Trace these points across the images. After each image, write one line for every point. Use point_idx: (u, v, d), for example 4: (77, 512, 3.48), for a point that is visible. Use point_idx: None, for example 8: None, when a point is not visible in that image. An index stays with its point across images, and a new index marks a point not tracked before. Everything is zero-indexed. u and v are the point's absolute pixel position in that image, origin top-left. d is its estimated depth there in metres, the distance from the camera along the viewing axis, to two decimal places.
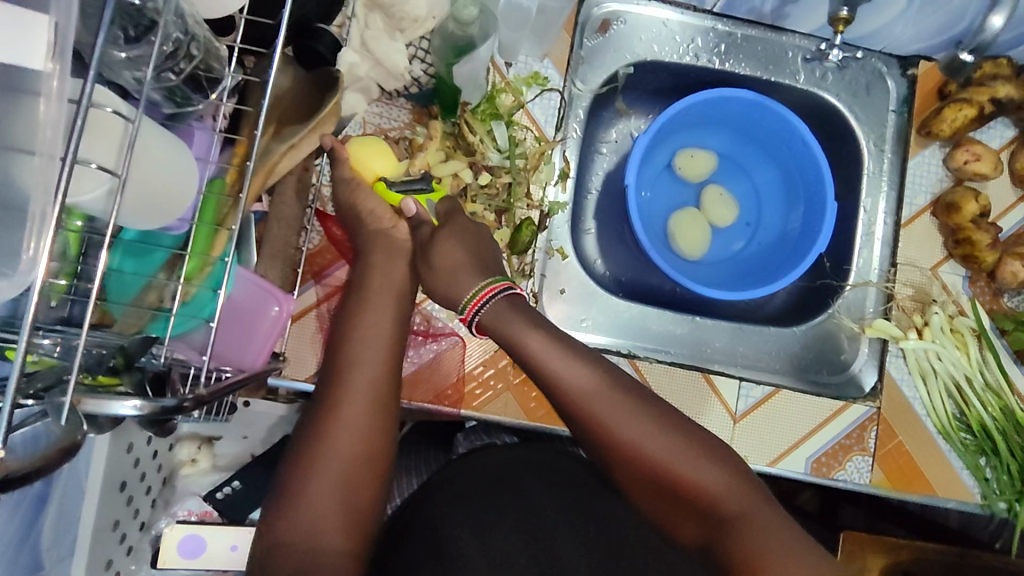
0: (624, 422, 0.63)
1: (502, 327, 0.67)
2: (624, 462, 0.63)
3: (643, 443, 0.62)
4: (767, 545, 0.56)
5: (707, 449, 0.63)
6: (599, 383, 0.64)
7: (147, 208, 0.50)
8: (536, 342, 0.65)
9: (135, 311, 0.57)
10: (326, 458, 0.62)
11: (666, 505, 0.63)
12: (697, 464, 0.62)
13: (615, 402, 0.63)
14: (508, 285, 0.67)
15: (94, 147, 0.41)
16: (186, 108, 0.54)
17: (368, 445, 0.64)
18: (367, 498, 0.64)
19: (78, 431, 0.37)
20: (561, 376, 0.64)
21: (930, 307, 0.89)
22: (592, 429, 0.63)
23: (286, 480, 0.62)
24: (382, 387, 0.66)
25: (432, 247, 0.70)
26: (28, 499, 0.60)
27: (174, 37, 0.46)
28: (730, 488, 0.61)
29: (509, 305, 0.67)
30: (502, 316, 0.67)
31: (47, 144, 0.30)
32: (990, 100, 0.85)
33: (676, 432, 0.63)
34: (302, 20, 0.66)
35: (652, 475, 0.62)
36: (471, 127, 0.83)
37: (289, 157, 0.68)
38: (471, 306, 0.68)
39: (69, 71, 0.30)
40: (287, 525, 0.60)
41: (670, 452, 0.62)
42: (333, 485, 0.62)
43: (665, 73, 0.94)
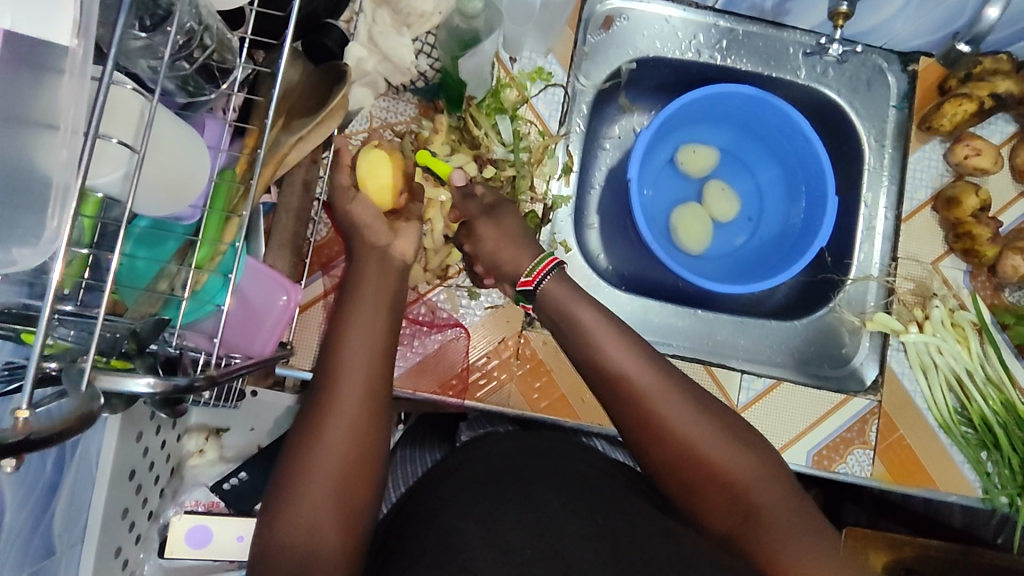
0: (658, 399, 0.63)
1: (555, 300, 0.71)
2: (653, 445, 0.63)
3: (678, 425, 0.62)
4: (789, 544, 0.59)
5: (738, 435, 0.63)
6: (638, 363, 0.65)
7: (161, 194, 0.51)
8: (588, 314, 0.69)
9: (148, 298, 0.58)
10: (324, 446, 0.58)
11: (691, 495, 0.63)
12: (730, 450, 0.62)
13: (654, 380, 0.64)
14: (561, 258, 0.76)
15: (111, 125, 0.43)
16: (199, 98, 0.55)
17: (367, 437, 0.60)
18: (368, 492, 0.59)
19: (93, 401, 0.38)
20: (604, 353, 0.66)
21: (930, 301, 0.90)
22: (629, 406, 0.64)
23: (283, 474, 0.58)
24: (382, 377, 0.63)
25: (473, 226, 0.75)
26: (39, 485, 0.61)
27: (187, 26, 0.48)
28: (760, 479, 0.62)
29: (561, 283, 0.72)
30: (558, 290, 0.72)
31: (71, 119, 0.31)
32: (989, 95, 0.86)
33: (709, 416, 0.64)
34: (312, 16, 0.70)
35: (682, 459, 0.62)
36: (476, 121, 0.85)
37: (298, 149, 0.70)
38: (539, 270, 0.73)
39: (92, 48, 0.31)
40: (289, 520, 0.56)
41: (705, 436, 0.62)
42: (328, 483, 0.57)
43: (667, 69, 0.95)
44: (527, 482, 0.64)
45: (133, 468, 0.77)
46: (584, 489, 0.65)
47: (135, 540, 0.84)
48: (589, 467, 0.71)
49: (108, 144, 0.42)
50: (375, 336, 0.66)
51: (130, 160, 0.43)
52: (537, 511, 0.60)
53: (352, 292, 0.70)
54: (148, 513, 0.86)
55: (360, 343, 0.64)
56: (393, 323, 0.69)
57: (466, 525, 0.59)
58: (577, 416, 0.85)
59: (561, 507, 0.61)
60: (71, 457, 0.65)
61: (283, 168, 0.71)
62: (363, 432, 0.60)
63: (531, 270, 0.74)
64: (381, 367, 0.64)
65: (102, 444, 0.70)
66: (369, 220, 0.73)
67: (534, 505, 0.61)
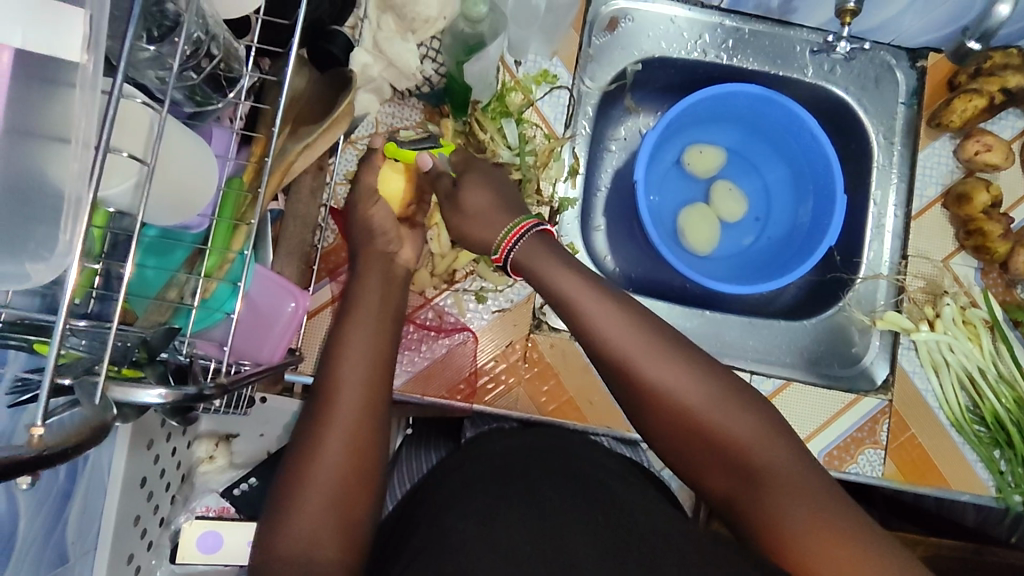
0: (653, 366, 0.62)
1: (534, 265, 0.68)
2: (657, 423, 0.63)
3: (677, 400, 0.61)
4: (792, 503, 0.56)
5: (736, 400, 0.61)
6: (637, 332, 0.63)
7: (172, 204, 0.51)
8: (568, 282, 0.66)
9: (156, 305, 0.58)
10: (326, 434, 0.59)
11: (695, 464, 0.62)
12: (726, 415, 0.60)
13: (650, 350, 0.62)
14: (538, 222, 0.69)
15: (121, 138, 0.43)
16: (206, 107, 0.55)
17: (366, 437, 0.61)
18: (370, 475, 0.60)
19: (108, 411, 0.38)
20: (595, 321, 0.64)
21: (941, 298, 0.90)
22: (625, 379, 0.63)
23: (288, 460, 0.59)
24: (381, 379, 0.64)
25: (457, 195, 0.72)
26: (51, 494, 0.61)
27: (194, 35, 0.48)
28: (761, 440, 0.59)
29: (542, 242, 0.69)
30: (534, 253, 0.68)
31: (83, 131, 0.31)
32: (1000, 90, 0.85)
33: (708, 383, 0.62)
34: (317, 23, 0.71)
35: (681, 432, 0.62)
36: (482, 125, 0.84)
37: (305, 156, 0.70)
38: (507, 240, 0.69)
39: (102, 63, 0.31)
40: (290, 504, 0.56)
41: (705, 409, 0.61)
42: (327, 481, 0.57)
43: (672, 69, 0.94)
44: (535, 485, 0.64)
45: (144, 475, 0.77)
46: (593, 490, 0.65)
47: (147, 547, 0.84)
48: (598, 463, 0.70)
49: (117, 158, 0.42)
50: (369, 337, 0.66)
51: (142, 172, 0.44)
52: (545, 513, 0.60)
53: (353, 298, 0.70)
54: (160, 520, 0.87)
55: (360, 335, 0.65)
56: (393, 324, 0.70)
57: (473, 525, 0.59)
58: (586, 419, 0.85)
59: (569, 507, 0.61)
60: (83, 467, 0.66)
61: (290, 175, 0.71)
62: (360, 429, 0.61)
63: (497, 246, 0.70)
64: (378, 366, 0.65)
65: (113, 452, 0.71)
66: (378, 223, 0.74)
67: (542, 509, 0.61)
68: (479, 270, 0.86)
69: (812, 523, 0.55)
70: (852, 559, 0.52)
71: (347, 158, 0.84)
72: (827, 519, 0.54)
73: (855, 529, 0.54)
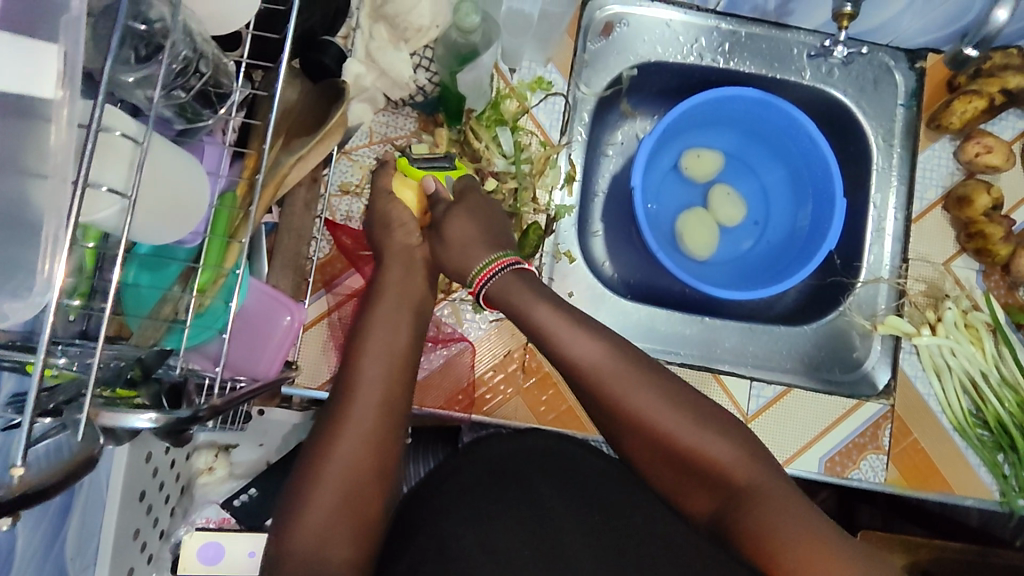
0: (634, 394, 0.64)
1: (512, 299, 0.69)
2: (638, 447, 0.65)
3: (658, 426, 0.63)
4: (778, 519, 0.58)
5: (716, 422, 0.64)
6: (612, 360, 0.65)
7: (165, 224, 0.51)
8: (544, 315, 0.67)
9: (151, 324, 0.58)
10: (330, 458, 0.61)
11: (682, 487, 0.64)
12: (709, 438, 0.63)
13: (632, 379, 0.64)
14: (516, 260, 0.70)
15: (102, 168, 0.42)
16: (198, 123, 0.55)
17: (374, 455, 0.63)
18: (372, 497, 0.62)
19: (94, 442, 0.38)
20: (570, 350, 0.65)
21: (942, 303, 0.88)
22: (607, 408, 0.64)
23: (294, 483, 0.62)
24: (394, 398, 0.66)
25: (443, 224, 0.72)
26: (50, 511, 0.61)
27: (182, 54, 0.47)
28: (743, 461, 0.62)
29: (518, 276, 0.70)
30: (510, 287, 0.70)
31: (59, 167, 0.31)
32: (999, 91, 0.84)
33: (686, 410, 0.64)
34: (308, 34, 0.70)
35: (668, 453, 0.63)
36: (476, 133, 0.84)
37: (298, 169, 0.69)
38: (480, 278, 0.71)
39: (78, 97, 0.31)
40: (296, 525, 0.59)
41: (690, 432, 0.63)
42: (339, 493, 0.60)
43: (668, 73, 0.94)
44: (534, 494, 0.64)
45: (142, 488, 0.77)
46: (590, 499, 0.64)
47: (148, 560, 0.84)
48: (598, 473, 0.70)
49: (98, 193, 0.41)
50: (376, 356, 0.68)
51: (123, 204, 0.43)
52: None
53: (365, 314, 0.71)
54: (160, 532, 0.86)
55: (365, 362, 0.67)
56: (416, 339, 0.72)
57: None
58: (585, 428, 0.85)
59: None
60: (82, 482, 0.65)
61: (284, 188, 0.70)
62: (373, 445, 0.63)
63: (474, 276, 0.71)
64: (387, 382, 0.67)
65: (111, 466, 0.70)
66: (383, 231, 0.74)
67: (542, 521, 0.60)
68: None
69: (793, 529, 0.57)
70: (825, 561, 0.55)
71: (341, 169, 0.83)
72: (806, 526, 0.57)
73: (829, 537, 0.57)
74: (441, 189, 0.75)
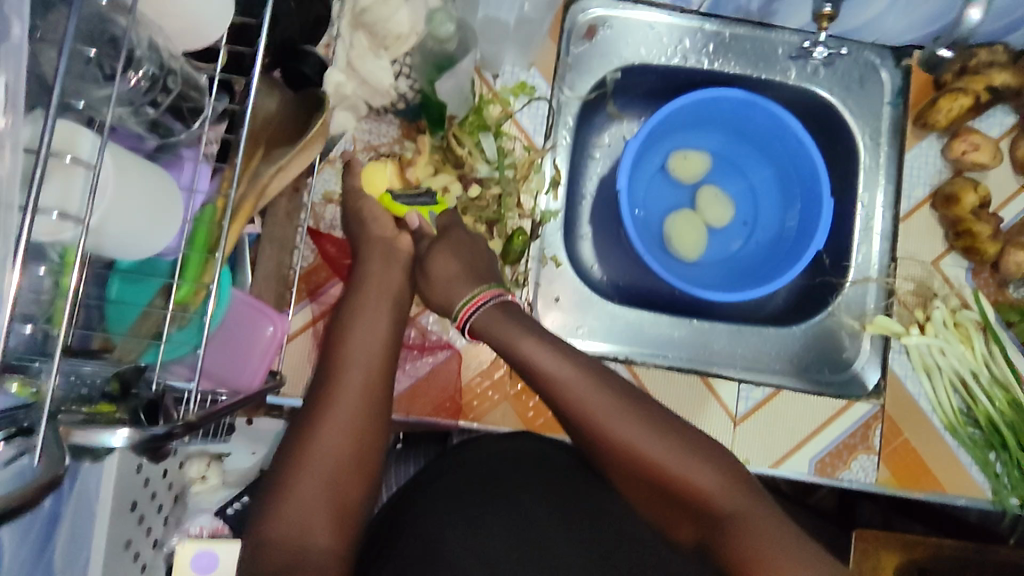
0: (615, 417, 0.63)
1: (496, 332, 0.68)
2: (621, 472, 0.64)
3: (639, 450, 0.62)
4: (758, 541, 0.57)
5: (696, 447, 0.63)
6: (594, 384, 0.64)
7: (143, 238, 0.50)
8: (529, 345, 0.66)
9: (134, 339, 0.59)
10: (314, 455, 0.61)
11: (666, 512, 0.63)
12: (692, 463, 0.61)
13: (612, 407, 0.63)
14: (498, 292, 0.70)
15: (52, 194, 0.41)
16: (170, 139, 0.55)
17: (357, 453, 0.63)
18: (356, 495, 0.62)
19: (58, 465, 0.38)
20: (551, 375, 0.64)
21: (931, 302, 0.89)
22: (586, 432, 0.64)
23: (276, 482, 0.61)
24: (373, 392, 0.66)
25: (427, 260, 0.73)
26: (39, 520, 0.61)
27: (147, 71, 0.47)
28: (724, 486, 0.61)
29: (502, 309, 0.69)
30: (494, 321, 0.69)
31: (3, 194, 0.31)
32: (985, 89, 0.83)
33: (669, 435, 0.63)
34: (287, 43, 0.70)
35: (645, 474, 0.62)
36: (459, 139, 0.83)
37: (279, 179, 0.68)
38: (467, 308, 0.70)
39: (20, 123, 0.31)
40: (277, 523, 0.58)
41: (664, 449, 0.62)
42: (322, 484, 0.60)
43: (653, 75, 0.93)
44: None
45: (134, 498, 0.77)
46: None
47: (141, 568, 0.83)
48: (586, 478, 0.70)
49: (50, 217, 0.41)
50: (355, 356, 0.68)
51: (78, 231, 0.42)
52: None
53: (342, 319, 0.72)
54: (153, 541, 0.86)
55: (351, 361, 0.68)
56: (392, 338, 0.71)
57: None
58: None
59: None
60: (71, 493, 0.65)
61: (265, 199, 0.70)
62: (354, 437, 0.63)
63: (460, 308, 0.71)
64: (366, 379, 0.67)
65: (101, 476, 0.70)
66: (366, 240, 0.75)
67: None
68: None
69: (773, 549, 0.55)
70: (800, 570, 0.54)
71: (324, 177, 0.83)
72: (776, 538, 0.56)
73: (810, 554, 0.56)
74: (425, 224, 0.77)
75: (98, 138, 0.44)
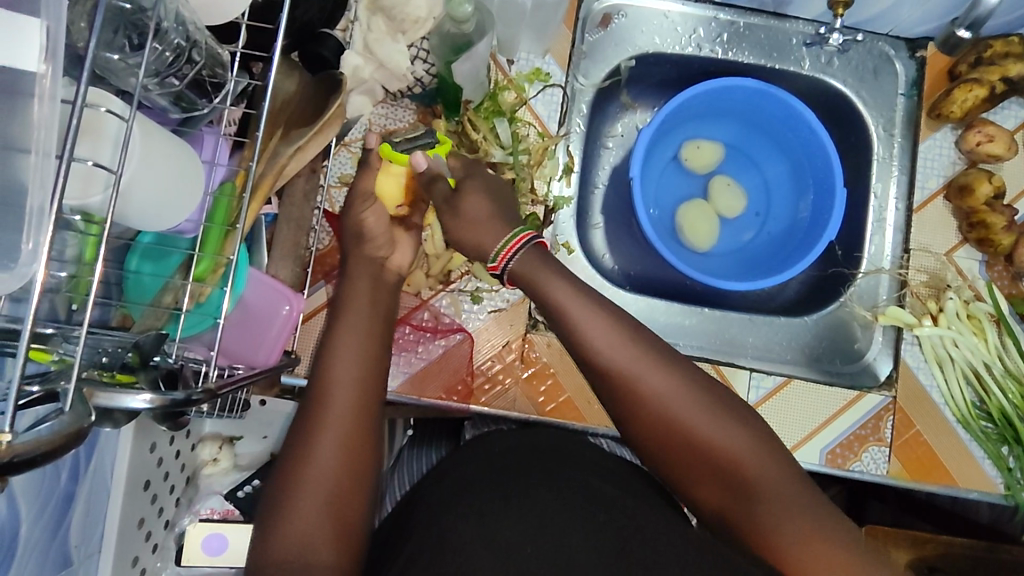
0: (645, 376, 0.63)
1: (532, 277, 0.68)
2: (650, 437, 0.64)
3: (668, 411, 0.62)
4: (781, 512, 0.59)
5: (727, 409, 0.63)
6: (626, 339, 0.64)
7: (167, 208, 0.51)
8: (562, 291, 0.67)
9: (154, 312, 0.59)
10: (322, 426, 0.61)
11: (690, 480, 0.63)
12: (720, 425, 0.62)
13: (641, 361, 0.63)
14: (533, 235, 0.69)
15: (82, 153, 0.42)
16: (192, 113, 0.55)
17: (360, 424, 0.63)
18: (362, 471, 0.61)
19: (84, 419, 0.39)
20: (584, 331, 0.65)
21: (944, 292, 0.88)
22: (615, 389, 0.64)
23: (288, 454, 0.61)
24: (372, 387, 0.65)
25: (456, 201, 0.72)
26: (56, 494, 0.62)
27: (173, 41, 0.48)
28: (752, 450, 0.61)
29: (537, 254, 0.69)
30: (534, 266, 0.68)
31: (41, 142, 0.32)
32: (1000, 79, 0.84)
33: (699, 394, 0.63)
34: (307, 26, 0.70)
35: (679, 449, 0.62)
36: (475, 124, 0.84)
37: (297, 160, 0.69)
38: (502, 255, 0.69)
39: (60, 72, 0.32)
40: (289, 496, 0.58)
41: (685, 408, 0.62)
42: (329, 458, 0.60)
43: (668, 65, 0.94)
44: (529, 483, 0.63)
45: (148, 477, 0.77)
46: (586, 490, 0.63)
47: (152, 549, 0.84)
48: (597, 465, 0.70)
49: (80, 168, 0.42)
50: (359, 348, 0.67)
51: (106, 194, 0.43)
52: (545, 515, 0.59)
53: (339, 305, 0.72)
54: (165, 522, 0.87)
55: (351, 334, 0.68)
56: (383, 321, 0.72)
57: (471, 527, 0.59)
58: (584, 418, 0.84)
59: (566, 505, 0.60)
60: (86, 469, 0.65)
61: (283, 179, 0.70)
62: (355, 404, 0.63)
63: (496, 254, 0.70)
64: (365, 365, 0.66)
65: (117, 452, 0.71)
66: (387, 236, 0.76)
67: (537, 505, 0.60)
68: (474, 270, 0.85)
69: (797, 516, 0.58)
70: (834, 563, 0.56)
71: (341, 161, 0.84)
72: (809, 525, 0.58)
73: (829, 521, 0.58)
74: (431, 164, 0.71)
75: (127, 105, 0.45)
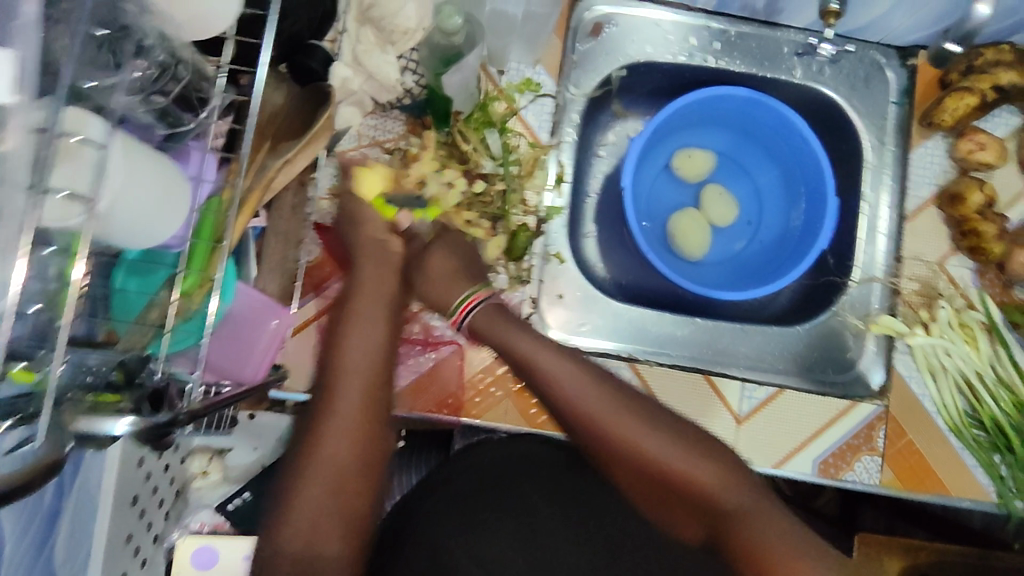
0: (613, 419, 0.63)
1: (493, 330, 0.71)
2: (629, 477, 0.64)
3: (642, 451, 0.62)
4: (766, 537, 0.59)
5: (699, 444, 0.63)
6: (590, 383, 0.65)
7: (151, 223, 0.50)
8: (523, 341, 0.68)
9: (140, 329, 0.57)
10: (318, 453, 0.59)
11: (671, 512, 0.64)
12: (695, 460, 0.62)
13: (608, 404, 0.64)
14: (489, 293, 0.73)
15: (63, 176, 0.40)
16: (178, 128, 0.54)
17: (362, 447, 0.61)
18: (362, 496, 0.60)
19: (63, 444, 0.39)
20: (549, 376, 0.66)
21: (936, 302, 0.88)
22: (586, 434, 0.64)
23: (284, 481, 0.60)
24: (375, 402, 0.62)
25: (424, 257, 0.75)
26: (40, 514, 0.60)
27: (156, 58, 0.49)
28: (728, 482, 0.61)
29: (495, 309, 0.73)
30: (491, 320, 0.72)
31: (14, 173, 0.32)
32: (991, 88, 0.83)
33: (669, 432, 0.64)
34: (295, 37, 0.70)
35: (658, 484, 0.63)
36: (465, 136, 0.83)
37: (285, 173, 0.68)
38: (461, 309, 0.73)
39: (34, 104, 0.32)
40: (287, 527, 0.57)
41: (656, 447, 0.62)
42: (327, 483, 0.59)
43: (659, 74, 0.93)
44: None
45: (136, 493, 0.76)
46: None
47: (141, 565, 0.82)
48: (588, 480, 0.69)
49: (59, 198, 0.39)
50: (360, 365, 0.63)
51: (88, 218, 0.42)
52: None
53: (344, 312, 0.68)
54: (154, 536, 0.85)
55: (355, 351, 0.64)
56: (392, 332, 0.68)
57: None
58: None
59: None
60: (72, 486, 0.65)
61: (271, 192, 0.69)
62: (354, 428, 0.61)
63: (456, 308, 0.73)
64: (368, 381, 0.63)
65: (104, 468, 0.70)
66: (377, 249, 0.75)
67: None
68: None
69: (780, 542, 0.59)
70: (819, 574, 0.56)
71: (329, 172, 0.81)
72: (792, 542, 0.58)
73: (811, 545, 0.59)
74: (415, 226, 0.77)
75: (109, 123, 0.43)
